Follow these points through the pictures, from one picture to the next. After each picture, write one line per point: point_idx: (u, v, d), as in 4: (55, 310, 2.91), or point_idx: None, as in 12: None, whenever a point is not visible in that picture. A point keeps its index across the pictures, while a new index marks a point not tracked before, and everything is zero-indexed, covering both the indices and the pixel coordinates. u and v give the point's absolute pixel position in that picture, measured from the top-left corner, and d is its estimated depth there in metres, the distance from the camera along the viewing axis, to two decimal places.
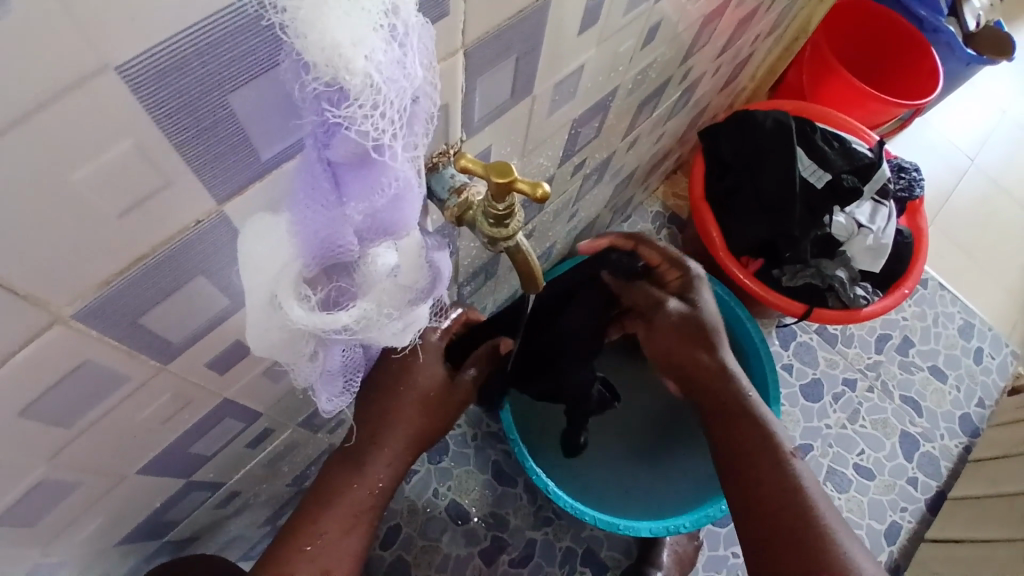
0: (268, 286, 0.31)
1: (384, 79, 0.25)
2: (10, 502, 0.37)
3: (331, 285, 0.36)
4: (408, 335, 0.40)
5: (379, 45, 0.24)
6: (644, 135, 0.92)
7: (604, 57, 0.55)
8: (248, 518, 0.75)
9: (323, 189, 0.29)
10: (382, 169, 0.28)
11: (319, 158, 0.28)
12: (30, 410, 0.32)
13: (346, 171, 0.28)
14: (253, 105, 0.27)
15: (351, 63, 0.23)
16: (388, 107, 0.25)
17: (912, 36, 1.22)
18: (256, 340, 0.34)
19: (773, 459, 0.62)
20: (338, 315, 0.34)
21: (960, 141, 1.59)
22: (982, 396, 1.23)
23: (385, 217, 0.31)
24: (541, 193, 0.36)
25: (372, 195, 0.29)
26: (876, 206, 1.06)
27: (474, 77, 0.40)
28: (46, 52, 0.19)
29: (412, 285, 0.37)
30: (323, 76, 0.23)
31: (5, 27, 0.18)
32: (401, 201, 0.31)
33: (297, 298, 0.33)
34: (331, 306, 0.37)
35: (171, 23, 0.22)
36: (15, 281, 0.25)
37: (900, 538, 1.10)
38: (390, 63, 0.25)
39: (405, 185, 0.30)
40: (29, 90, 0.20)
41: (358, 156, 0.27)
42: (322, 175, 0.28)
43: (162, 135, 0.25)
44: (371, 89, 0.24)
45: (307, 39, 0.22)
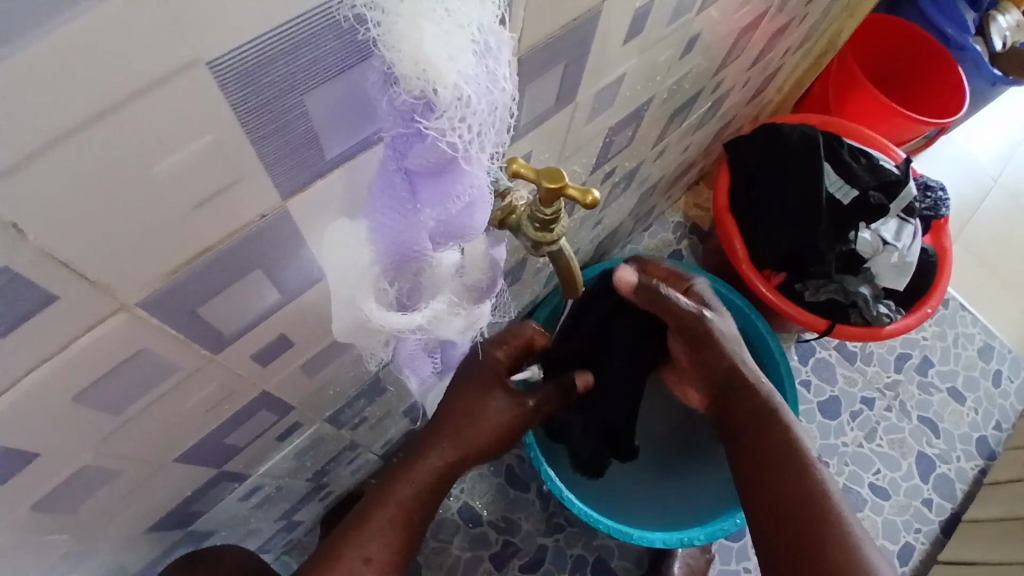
0: (344, 287, 0.34)
1: (471, 92, 0.26)
2: (54, 486, 0.38)
3: (407, 286, 0.37)
4: (471, 329, 0.44)
5: (470, 59, 0.26)
6: (673, 145, 0.92)
7: (643, 66, 0.55)
8: (269, 511, 0.76)
9: (401, 195, 0.31)
10: (460, 178, 0.30)
11: (398, 166, 0.30)
12: (85, 396, 0.32)
13: (424, 181, 0.30)
14: (329, 105, 0.28)
15: (440, 76, 0.25)
16: (474, 119, 0.27)
17: (939, 55, 1.22)
18: (340, 330, 0.37)
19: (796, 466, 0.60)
20: (412, 317, 0.37)
21: (984, 161, 1.58)
22: (1000, 419, 1.21)
23: (458, 223, 0.33)
24: (590, 200, 0.36)
25: (447, 203, 0.31)
26: (901, 224, 1.06)
27: (524, 84, 0.41)
28: (138, 48, 0.20)
29: (474, 278, 0.43)
30: (413, 88, 0.25)
31: (99, 19, 0.19)
32: (473, 208, 0.33)
33: (371, 297, 0.35)
34: (404, 307, 0.38)
35: (256, 25, 0.22)
36: (88, 269, 0.26)
37: (914, 559, 1.09)
38: (479, 79, 0.27)
39: (478, 192, 0.32)
40: (119, 81, 0.20)
41: (439, 165, 0.29)
42: (400, 182, 0.31)
43: (241, 131, 0.26)
44: (459, 103, 0.26)
45: (402, 53, 0.24)
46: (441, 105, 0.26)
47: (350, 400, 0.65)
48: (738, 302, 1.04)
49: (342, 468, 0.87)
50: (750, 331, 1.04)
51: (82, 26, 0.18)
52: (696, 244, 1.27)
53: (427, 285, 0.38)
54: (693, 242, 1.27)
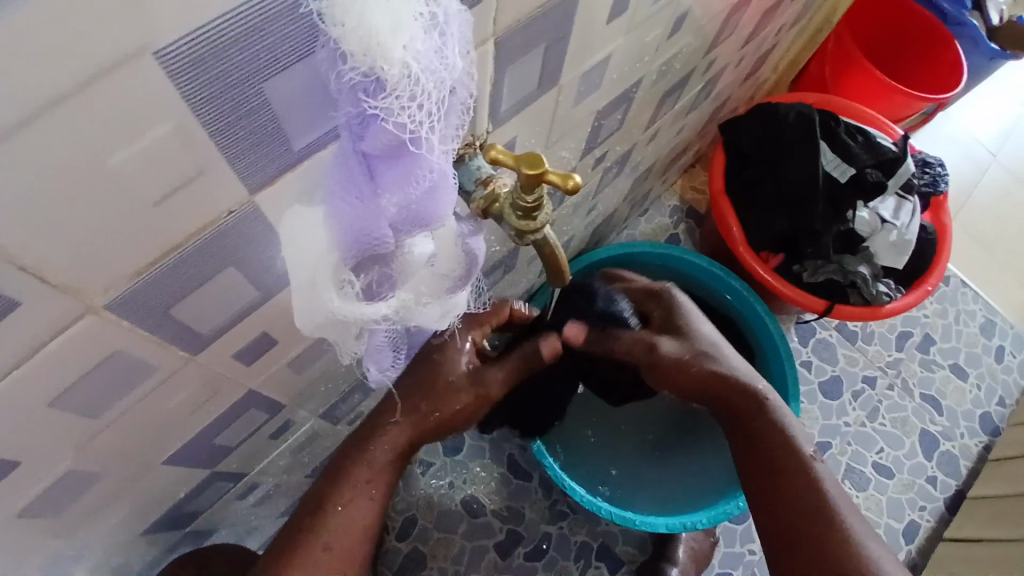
0: (308, 279, 0.33)
1: (420, 70, 0.26)
2: (35, 495, 0.37)
3: (375, 275, 0.38)
4: (446, 321, 0.43)
5: (418, 33, 0.25)
6: (666, 127, 0.90)
7: (630, 46, 0.54)
8: (269, 507, 0.76)
9: (358, 181, 0.30)
10: (419, 159, 0.29)
11: (354, 150, 0.29)
12: (58, 401, 0.32)
13: (382, 164, 0.29)
14: (288, 91, 0.27)
15: (387, 52, 0.24)
16: (425, 97, 0.26)
17: (934, 29, 1.20)
18: (302, 321, 0.36)
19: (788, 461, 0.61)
20: (377, 305, 0.37)
21: (982, 135, 1.57)
22: (1003, 395, 1.20)
23: (419, 208, 0.32)
24: (572, 185, 0.35)
25: (407, 186, 0.30)
26: (900, 201, 1.04)
27: (501, 69, 0.39)
28: (70, 39, 0.19)
29: (449, 273, 0.41)
30: (360, 66, 0.25)
31: (24, 18, 0.18)
32: (435, 191, 0.32)
33: (334, 289, 0.34)
34: (372, 296, 0.38)
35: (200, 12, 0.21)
36: (46, 270, 0.25)
37: (918, 537, 1.09)
38: (426, 54, 0.26)
39: (439, 176, 0.31)
40: (54, 75, 0.19)
41: (395, 148, 0.28)
42: (358, 167, 0.30)
43: (198, 124, 0.25)
44: (406, 80, 0.25)
45: (347, 28, 0.24)
46: (391, 82, 0.25)
47: (344, 394, 0.65)
48: (735, 285, 1.03)
49: None
50: (747, 314, 1.03)
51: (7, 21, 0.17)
52: (693, 228, 1.26)
53: (396, 274, 0.38)
54: (690, 227, 1.26)
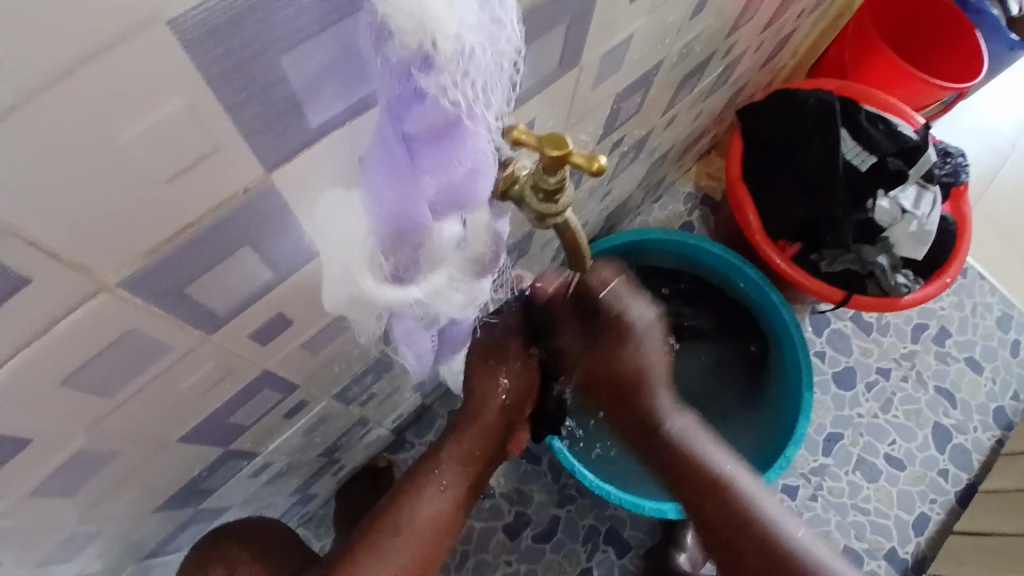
0: (339, 258, 0.33)
1: (473, 44, 0.26)
2: (50, 472, 0.37)
3: (403, 259, 0.34)
4: (470, 309, 0.43)
5: (472, 8, 0.25)
6: (684, 112, 0.89)
7: (652, 27, 0.53)
8: (281, 486, 0.76)
9: (399, 163, 0.29)
10: (462, 140, 0.29)
11: (395, 132, 0.28)
12: (72, 378, 0.32)
13: (424, 146, 0.29)
14: (312, 64, 0.26)
15: (443, 26, 0.24)
16: (474, 71, 0.27)
17: (956, 17, 1.17)
18: (330, 297, 0.36)
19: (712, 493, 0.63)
20: (407, 291, 0.37)
21: (1006, 124, 1.53)
22: (1018, 389, 1.19)
23: (461, 192, 0.31)
24: (597, 166, 0.34)
25: (449, 168, 0.30)
26: (921, 190, 1.02)
27: (521, 47, 0.38)
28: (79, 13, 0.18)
29: (478, 258, 0.40)
30: (411, 43, 0.24)
31: None
32: (476, 175, 0.31)
33: (370, 271, 0.34)
34: (397, 281, 0.35)
35: None
36: (58, 246, 0.25)
37: (928, 529, 1.08)
38: (481, 29, 0.26)
39: (481, 159, 0.30)
40: (60, 47, 0.19)
41: (440, 129, 0.28)
42: (398, 149, 0.29)
43: (212, 97, 0.24)
44: (459, 54, 0.25)
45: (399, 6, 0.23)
46: (442, 59, 0.25)
47: (357, 376, 0.64)
48: (751, 273, 1.01)
49: (354, 443, 0.87)
50: (764, 303, 1.02)
51: None
52: (708, 215, 1.25)
53: (425, 258, 0.35)
54: (705, 214, 1.25)
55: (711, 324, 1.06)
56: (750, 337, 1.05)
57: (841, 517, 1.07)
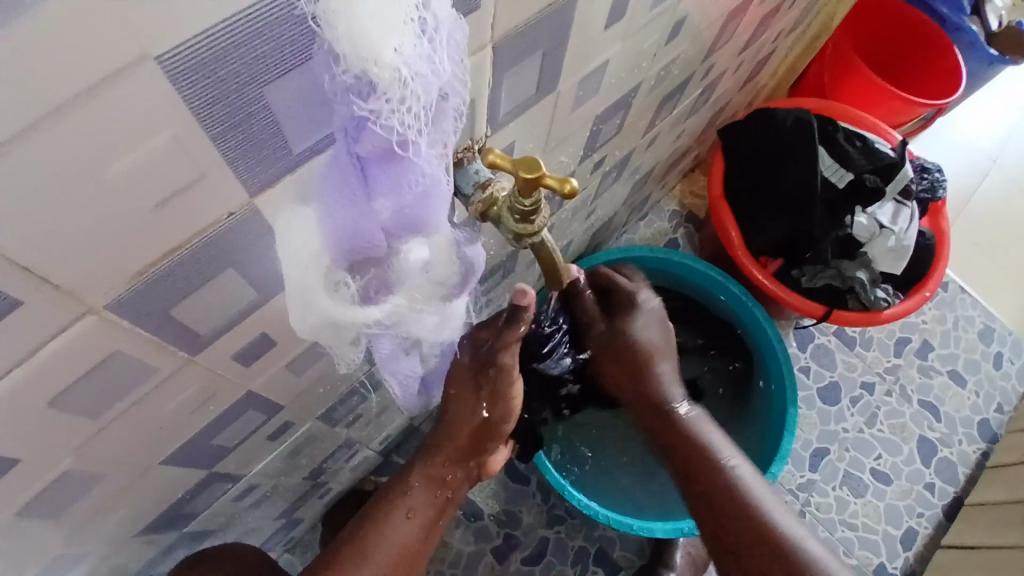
0: (298, 282, 0.33)
1: (412, 73, 0.26)
2: (32, 496, 0.37)
3: (372, 278, 0.38)
4: (442, 330, 0.44)
5: (410, 40, 0.25)
6: (664, 133, 0.91)
7: (628, 52, 0.54)
8: (265, 510, 0.76)
9: (352, 184, 0.31)
10: (409, 164, 0.30)
11: (347, 155, 0.29)
12: (58, 401, 0.32)
13: (375, 167, 0.30)
14: (289, 98, 0.27)
15: (381, 58, 0.25)
16: (413, 101, 0.27)
17: (932, 33, 1.21)
18: (298, 322, 0.36)
19: (729, 503, 0.65)
20: (372, 309, 0.38)
21: (981, 140, 1.57)
22: (1002, 402, 1.21)
23: (411, 212, 0.33)
24: (570, 189, 0.35)
25: (400, 189, 0.31)
26: (897, 207, 1.04)
27: (499, 74, 0.40)
28: (68, 54, 0.19)
29: (445, 282, 0.41)
30: (352, 67, 0.25)
31: (20, 26, 0.18)
32: (428, 197, 0.33)
33: (329, 289, 0.35)
34: (368, 300, 0.38)
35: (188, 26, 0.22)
36: (47, 271, 0.25)
37: (916, 543, 1.09)
38: (417, 59, 0.26)
39: (431, 182, 0.32)
40: (50, 83, 0.20)
41: (385, 151, 0.29)
42: (351, 170, 0.30)
43: (198, 126, 0.25)
44: (398, 84, 0.26)
45: (338, 29, 0.24)
46: (381, 85, 0.26)
47: (342, 397, 0.65)
48: (734, 289, 1.02)
49: (340, 465, 0.87)
50: (748, 320, 1.03)
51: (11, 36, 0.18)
52: (692, 232, 1.26)
53: (394, 279, 0.39)
54: (689, 231, 1.26)
55: (699, 340, 1.07)
56: (734, 354, 1.06)
57: (830, 533, 1.08)
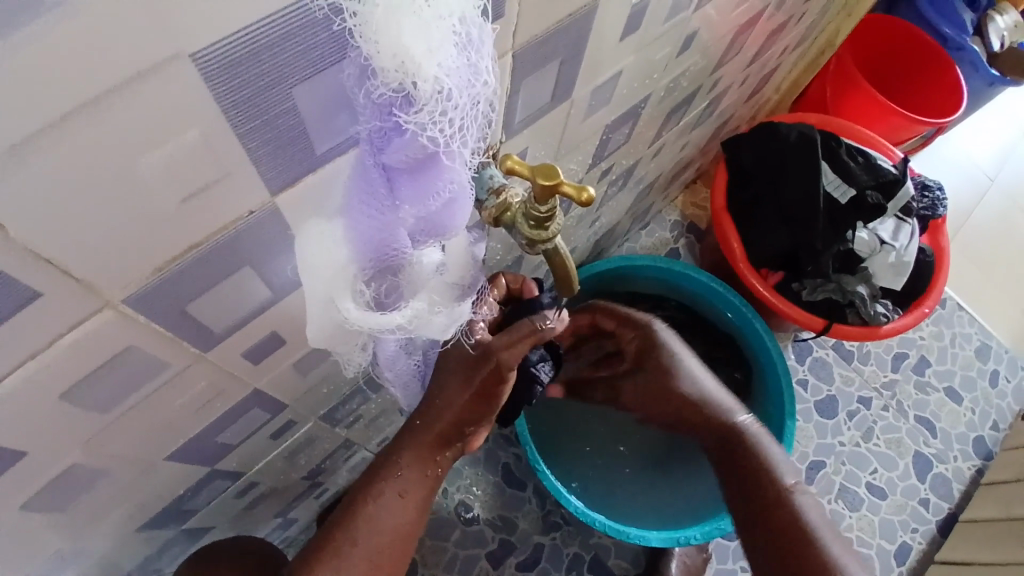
0: (324, 292, 0.33)
1: (451, 86, 0.26)
2: (38, 489, 0.37)
3: (384, 284, 0.38)
4: (454, 331, 0.41)
5: (451, 53, 0.25)
6: (670, 144, 0.91)
7: (640, 64, 0.55)
8: (262, 509, 0.75)
9: (378, 192, 0.31)
10: (441, 173, 0.30)
11: (375, 161, 0.30)
12: (70, 394, 0.32)
13: (403, 176, 0.30)
14: (316, 99, 0.28)
15: (421, 70, 0.25)
16: (455, 112, 0.27)
17: (935, 53, 1.21)
18: (313, 327, 0.36)
19: (781, 502, 0.66)
20: (391, 316, 0.36)
21: (981, 159, 1.58)
22: (997, 419, 1.21)
23: (440, 218, 0.33)
24: (587, 197, 0.36)
25: (428, 199, 0.31)
26: (900, 224, 1.06)
27: (516, 81, 0.40)
28: (104, 48, 0.20)
29: (460, 280, 0.41)
30: (391, 81, 0.25)
31: (58, 20, 0.18)
32: (455, 205, 0.33)
33: (349, 298, 0.34)
34: (382, 305, 0.38)
35: (223, 26, 0.22)
36: (71, 264, 0.25)
37: (910, 557, 1.09)
38: (459, 72, 0.26)
39: (460, 190, 0.32)
40: (86, 77, 0.20)
41: (419, 161, 0.29)
42: (377, 178, 0.30)
43: (228, 124, 0.25)
44: (438, 96, 0.26)
45: (381, 45, 0.24)
46: (420, 98, 0.26)
47: (344, 398, 0.65)
48: (734, 300, 1.02)
49: (338, 466, 0.87)
50: (748, 330, 1.03)
51: (50, 30, 0.18)
52: (694, 243, 1.27)
53: (407, 284, 0.38)
54: (690, 242, 1.27)
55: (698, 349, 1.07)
56: (735, 364, 1.06)
57: None
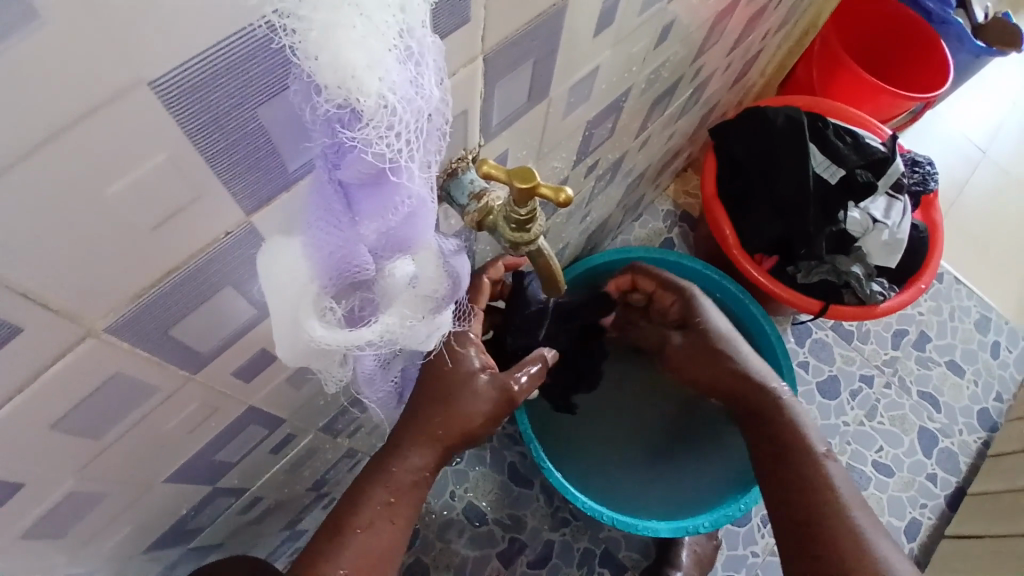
0: (289, 311, 0.33)
1: (397, 100, 0.26)
2: (36, 518, 0.37)
3: (356, 300, 0.38)
4: (431, 341, 0.42)
5: (394, 66, 0.25)
6: (656, 134, 0.91)
7: (618, 58, 0.55)
8: (269, 523, 0.75)
9: (336, 210, 0.31)
10: (396, 188, 0.30)
11: (330, 179, 0.29)
12: (61, 423, 0.32)
13: (360, 192, 0.30)
14: (277, 119, 0.27)
15: (363, 85, 0.24)
16: (402, 125, 0.27)
17: (920, 29, 1.21)
18: (285, 350, 0.36)
19: (810, 467, 0.67)
20: (361, 331, 0.36)
21: (971, 132, 1.58)
22: (1000, 390, 1.21)
23: (398, 233, 0.33)
24: (564, 198, 0.36)
25: (386, 212, 0.31)
26: (890, 201, 1.05)
27: (490, 85, 0.40)
28: (62, 82, 0.19)
29: (433, 293, 0.41)
30: (335, 98, 0.25)
31: (13, 58, 0.18)
32: (414, 217, 0.33)
33: (317, 318, 0.34)
34: (355, 321, 0.38)
35: (180, 51, 0.22)
36: (48, 296, 0.25)
37: (920, 534, 1.09)
38: (403, 84, 0.26)
39: (418, 203, 0.32)
40: (47, 111, 0.20)
41: (373, 177, 0.29)
42: (335, 196, 0.30)
43: (194, 148, 0.25)
44: (384, 110, 0.26)
45: (321, 62, 0.23)
46: (366, 113, 0.26)
47: (343, 408, 0.65)
48: (730, 287, 1.03)
49: (343, 475, 0.87)
50: (745, 317, 1.04)
51: (6, 67, 0.18)
52: (687, 232, 1.27)
53: (381, 297, 0.38)
54: (684, 230, 1.27)
55: None
56: None
57: None
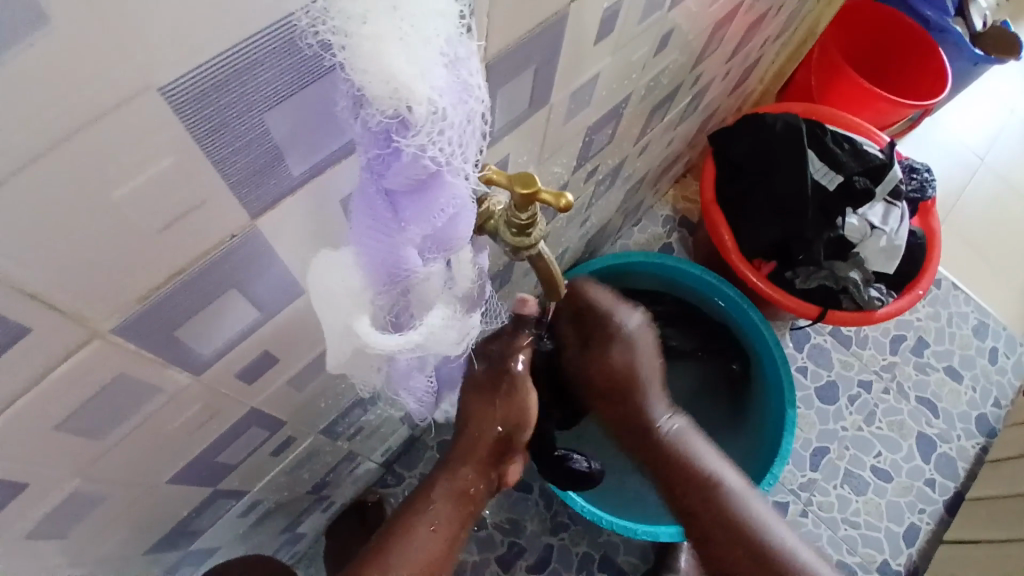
0: (342, 320, 0.34)
1: (445, 105, 0.27)
2: (38, 519, 0.38)
3: (398, 304, 0.38)
4: (466, 345, 0.44)
5: (438, 73, 0.26)
6: (655, 139, 0.92)
7: (618, 64, 0.55)
8: (267, 527, 0.76)
9: (386, 218, 0.31)
10: (443, 192, 0.31)
11: (378, 188, 0.30)
12: (64, 423, 0.32)
13: (407, 199, 0.31)
14: (291, 123, 0.28)
15: (413, 93, 0.25)
16: (450, 130, 0.28)
17: (918, 36, 1.22)
18: (334, 359, 0.37)
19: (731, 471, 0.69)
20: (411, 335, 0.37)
21: (969, 138, 1.59)
22: (997, 396, 1.21)
23: (442, 235, 0.34)
24: (565, 203, 0.36)
25: (432, 217, 0.32)
26: (888, 207, 1.06)
27: (493, 90, 0.40)
28: (70, 85, 0.20)
29: (465, 293, 0.42)
30: (387, 108, 0.26)
31: (23, 65, 0.18)
32: (457, 219, 0.33)
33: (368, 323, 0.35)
34: (394, 325, 0.39)
35: (186, 57, 0.22)
36: (55, 296, 0.26)
37: (918, 540, 1.09)
38: (449, 90, 0.27)
39: (460, 204, 0.33)
40: (57, 115, 0.20)
41: (421, 183, 0.30)
42: (382, 204, 0.31)
43: (201, 151, 0.26)
44: (433, 116, 0.27)
45: (370, 74, 0.24)
46: (416, 121, 0.26)
47: (343, 411, 0.65)
48: (729, 293, 1.03)
49: (342, 478, 0.87)
50: (746, 324, 1.04)
51: (18, 73, 0.19)
52: (687, 236, 1.27)
53: (419, 302, 0.39)
54: (683, 235, 1.27)
55: (692, 344, 1.08)
56: (731, 355, 1.07)
57: (832, 531, 1.08)
